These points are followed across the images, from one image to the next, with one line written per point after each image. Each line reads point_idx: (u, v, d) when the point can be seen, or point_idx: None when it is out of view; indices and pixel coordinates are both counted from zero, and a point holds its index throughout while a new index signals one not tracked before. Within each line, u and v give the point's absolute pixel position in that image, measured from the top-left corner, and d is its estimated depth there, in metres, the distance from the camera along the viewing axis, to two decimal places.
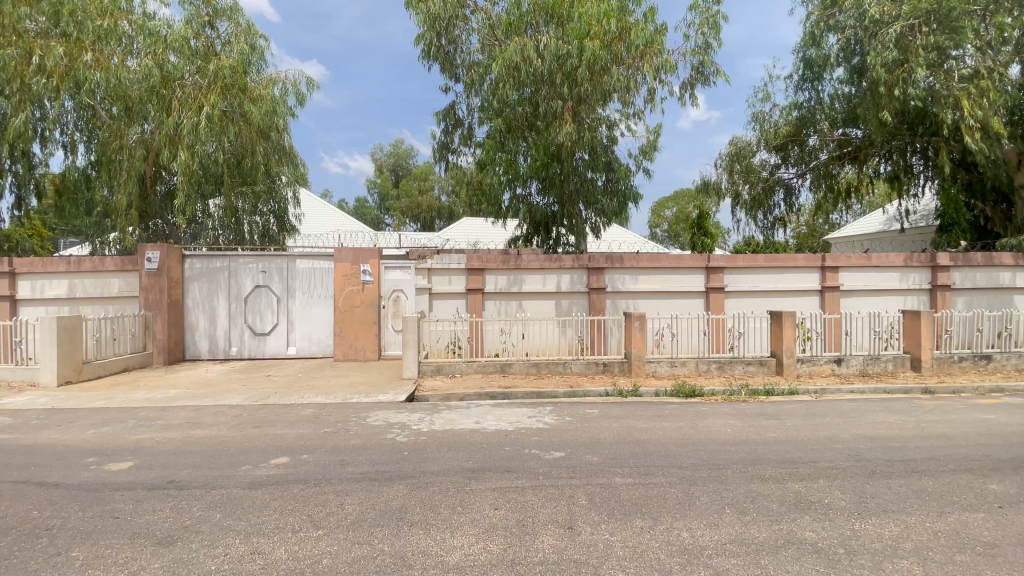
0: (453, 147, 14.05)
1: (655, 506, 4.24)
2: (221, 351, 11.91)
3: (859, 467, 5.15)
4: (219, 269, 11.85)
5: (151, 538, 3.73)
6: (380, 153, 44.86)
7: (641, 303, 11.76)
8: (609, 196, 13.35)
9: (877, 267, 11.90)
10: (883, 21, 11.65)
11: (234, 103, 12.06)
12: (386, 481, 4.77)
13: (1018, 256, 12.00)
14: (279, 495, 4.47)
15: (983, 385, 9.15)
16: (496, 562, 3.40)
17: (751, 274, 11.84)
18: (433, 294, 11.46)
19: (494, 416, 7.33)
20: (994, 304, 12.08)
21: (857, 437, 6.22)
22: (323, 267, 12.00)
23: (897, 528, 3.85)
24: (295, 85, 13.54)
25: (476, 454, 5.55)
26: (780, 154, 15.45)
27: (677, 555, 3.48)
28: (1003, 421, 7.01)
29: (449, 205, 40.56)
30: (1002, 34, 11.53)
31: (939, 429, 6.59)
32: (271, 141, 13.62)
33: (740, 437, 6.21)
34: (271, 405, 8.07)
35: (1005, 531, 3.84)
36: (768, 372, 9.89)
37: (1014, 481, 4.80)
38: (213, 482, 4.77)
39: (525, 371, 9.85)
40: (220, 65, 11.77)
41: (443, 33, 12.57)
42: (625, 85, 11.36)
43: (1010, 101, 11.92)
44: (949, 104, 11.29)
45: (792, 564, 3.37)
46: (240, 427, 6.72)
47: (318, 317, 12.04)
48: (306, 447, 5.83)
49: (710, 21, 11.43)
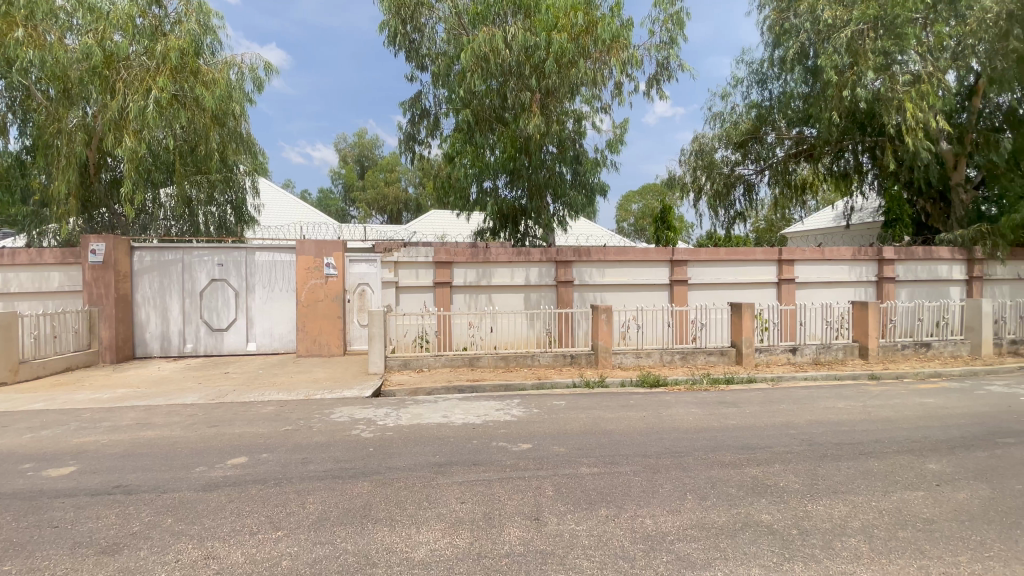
0: (420, 139, 13.79)
1: (619, 494, 4.30)
2: (175, 349, 11.39)
3: (811, 450, 5.38)
4: (171, 262, 11.29)
5: (94, 547, 3.51)
6: (345, 142, 43.77)
7: (607, 296, 11.93)
8: (577, 190, 13.33)
9: (829, 261, 12.44)
10: (836, 25, 12.15)
11: (185, 87, 11.39)
12: (348, 478, 4.65)
13: (955, 250, 12.88)
14: (236, 496, 4.30)
15: (923, 371, 9.76)
16: (461, 556, 3.37)
17: (712, 267, 12.18)
18: (399, 288, 11.32)
19: (462, 410, 7.30)
20: (934, 295, 12.90)
21: (811, 422, 6.50)
22: (285, 259, 11.58)
23: (846, 508, 4.04)
24: (252, 69, 12.91)
25: (443, 448, 5.49)
26: (739, 151, 15.88)
27: (640, 542, 3.55)
28: (941, 405, 7.48)
29: (417, 197, 39.97)
30: (944, 41, 12.04)
31: (884, 413, 6.97)
32: (229, 128, 13.04)
33: (701, 425, 6.40)
34: (229, 403, 7.78)
35: (943, 507, 4.09)
36: (728, 361, 10.23)
37: (952, 460, 5.12)
38: (165, 485, 4.55)
39: (493, 364, 9.81)
40: (168, 45, 11.11)
41: (407, 21, 12.23)
42: (591, 80, 11.40)
43: (950, 103, 12.59)
44: (895, 106, 11.78)
45: (749, 547, 3.48)
46: (194, 427, 6.45)
47: (278, 313, 11.63)
48: (266, 446, 5.64)
49: (674, 17, 11.59)
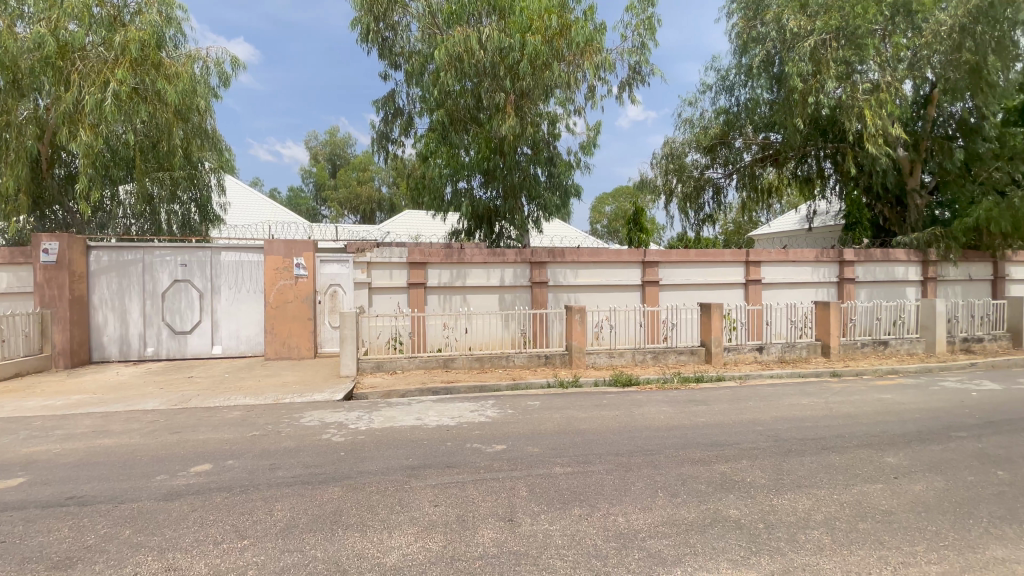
0: (393, 138, 13.64)
1: (592, 493, 4.34)
2: (136, 353, 10.93)
3: (776, 446, 5.56)
4: (131, 263, 10.84)
5: (45, 562, 3.34)
6: (316, 140, 42.91)
7: (581, 297, 12.05)
8: (551, 191, 13.37)
9: (793, 262, 12.87)
10: (800, 34, 12.58)
11: (145, 80, 10.90)
12: (319, 484, 4.55)
13: (910, 253, 13.51)
14: (199, 505, 4.16)
15: (881, 368, 10.20)
16: (435, 560, 3.34)
17: (682, 268, 12.43)
18: (372, 289, 11.14)
19: (436, 412, 7.24)
20: (892, 295, 13.49)
21: (776, 419, 6.71)
22: (252, 260, 11.26)
23: (810, 502, 4.19)
24: (218, 64, 12.53)
25: (416, 451, 5.44)
26: (708, 156, 16.27)
27: (613, 540, 3.59)
28: (897, 400, 7.83)
29: (390, 196, 39.50)
30: (900, 52, 12.59)
31: (845, 409, 7.26)
32: (192, 124, 12.62)
33: (672, 423, 6.52)
34: (192, 408, 7.51)
35: (900, 499, 4.28)
36: (698, 360, 10.45)
37: (907, 454, 5.36)
38: (123, 495, 4.36)
39: (468, 365, 9.76)
40: (127, 37, 10.64)
41: (380, 18, 12.08)
42: (566, 82, 11.49)
43: (906, 112, 13.19)
44: (855, 113, 12.24)
45: (718, 542, 3.56)
46: (155, 434, 6.19)
47: (245, 314, 11.30)
48: (232, 452, 5.47)
49: (646, 22, 11.78)
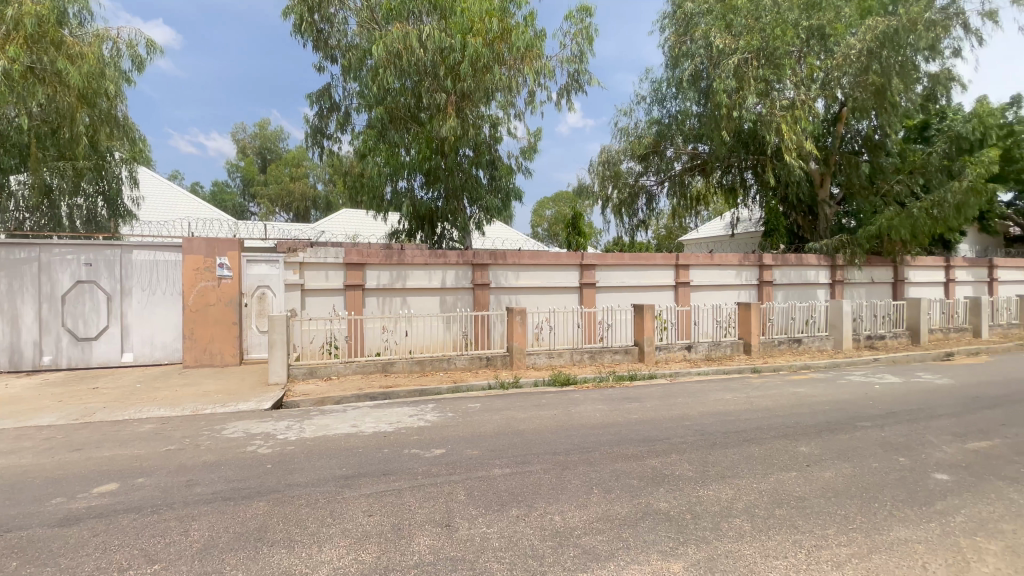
0: (328, 133, 13.12)
1: (530, 494, 4.39)
2: (29, 363, 9.77)
3: (702, 440, 5.89)
4: (23, 262, 9.67)
5: None
6: (245, 133, 40.47)
7: (522, 299, 12.17)
8: (493, 193, 13.47)
9: (718, 266, 13.72)
10: (725, 52, 13.45)
11: (43, 59, 9.66)
12: (242, 499, 4.28)
13: (820, 257, 14.79)
14: (102, 529, 3.77)
15: (795, 364, 11.10)
16: (368, 572, 3.24)
17: (618, 271, 12.88)
18: (305, 291, 10.64)
19: (372, 418, 7.03)
20: (805, 296, 14.71)
21: (703, 414, 7.11)
22: (168, 259, 10.42)
23: (731, 491, 4.47)
24: (131, 45, 11.48)
25: (350, 460, 5.25)
26: (642, 163, 17.01)
27: (549, 539, 3.65)
28: (808, 393, 8.55)
29: (326, 194, 37.98)
30: (813, 73, 13.76)
31: (763, 403, 7.83)
32: (103, 109, 11.24)
33: (607, 421, 6.73)
34: (96, 423, 6.81)
35: (809, 485, 4.67)
36: (632, 359, 10.86)
37: (816, 443, 5.86)
38: (7, 524, 3.86)
39: (407, 369, 9.55)
40: (21, 9, 9.27)
41: (314, 9, 11.60)
42: (506, 86, 11.58)
43: (817, 128, 14.41)
44: (773, 128, 13.20)
45: (648, 534, 3.72)
46: (49, 453, 5.55)
47: (161, 318, 10.43)
48: (142, 469, 5.01)
49: (584, 31, 12.13)
